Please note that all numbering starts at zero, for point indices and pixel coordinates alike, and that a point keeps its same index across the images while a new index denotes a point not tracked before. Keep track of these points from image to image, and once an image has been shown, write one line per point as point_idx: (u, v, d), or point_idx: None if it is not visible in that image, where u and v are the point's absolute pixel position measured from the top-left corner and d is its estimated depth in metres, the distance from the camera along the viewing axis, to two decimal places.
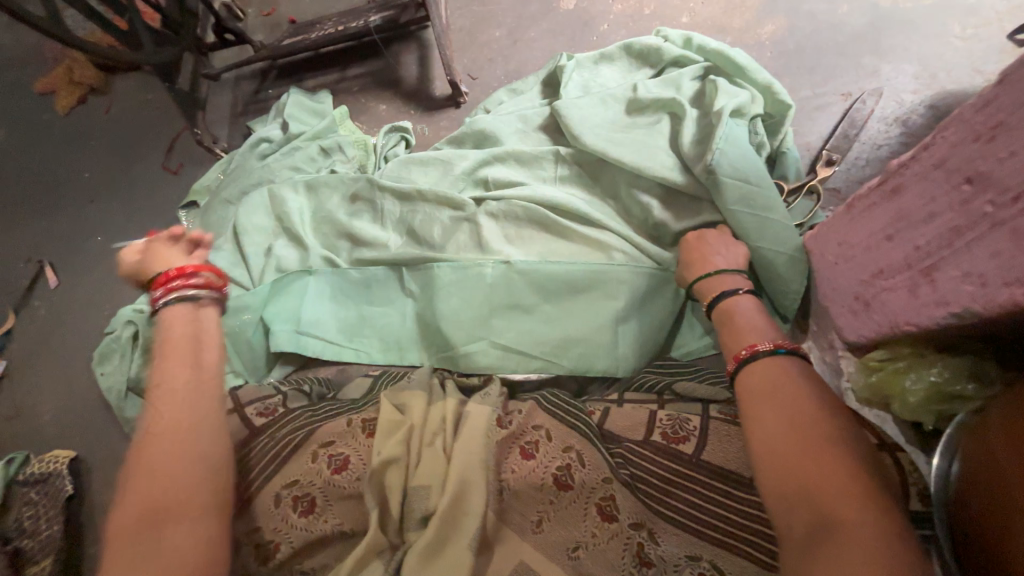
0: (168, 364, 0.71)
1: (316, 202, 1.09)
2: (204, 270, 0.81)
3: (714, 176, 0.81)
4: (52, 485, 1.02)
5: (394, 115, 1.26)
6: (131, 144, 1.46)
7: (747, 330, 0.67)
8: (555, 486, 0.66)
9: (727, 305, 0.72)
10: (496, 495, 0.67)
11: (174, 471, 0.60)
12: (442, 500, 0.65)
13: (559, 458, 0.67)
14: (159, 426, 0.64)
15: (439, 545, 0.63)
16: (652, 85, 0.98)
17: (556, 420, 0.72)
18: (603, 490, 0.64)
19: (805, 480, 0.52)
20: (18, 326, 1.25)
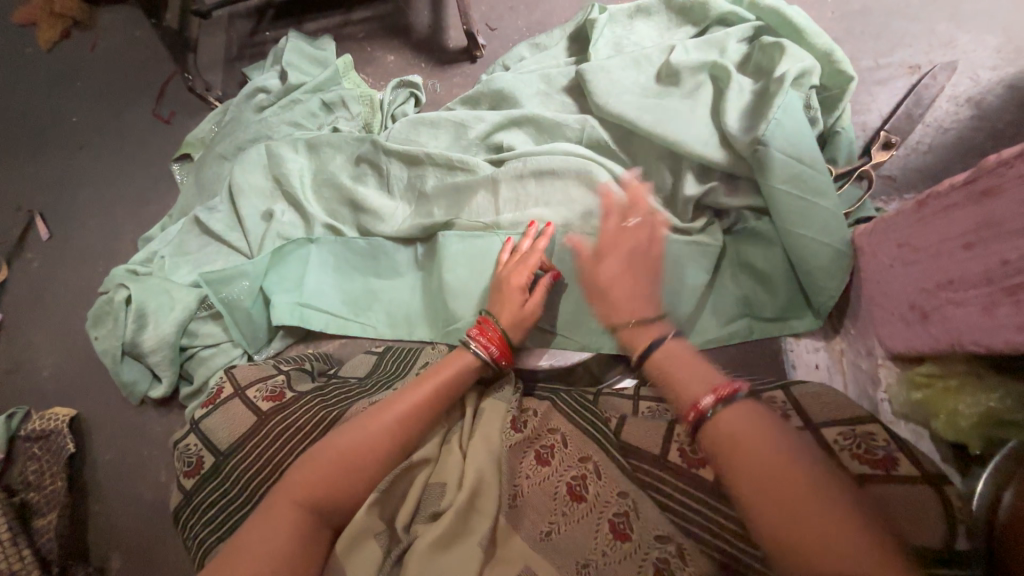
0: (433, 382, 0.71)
1: (317, 163, 1.01)
2: (491, 341, 0.74)
3: (764, 150, 0.73)
4: (53, 442, 1.02)
5: (404, 68, 1.15)
6: (120, 87, 1.36)
7: (686, 384, 0.57)
8: (568, 496, 0.63)
9: (667, 351, 0.61)
10: (508, 501, 0.64)
11: (348, 476, 0.62)
12: (456, 498, 0.62)
13: (575, 467, 0.65)
14: (370, 423, 0.66)
15: (449, 539, 0.60)
16: (693, 47, 0.88)
17: (574, 426, 0.70)
18: (618, 505, 0.61)
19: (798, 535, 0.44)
20: (12, 279, 1.21)
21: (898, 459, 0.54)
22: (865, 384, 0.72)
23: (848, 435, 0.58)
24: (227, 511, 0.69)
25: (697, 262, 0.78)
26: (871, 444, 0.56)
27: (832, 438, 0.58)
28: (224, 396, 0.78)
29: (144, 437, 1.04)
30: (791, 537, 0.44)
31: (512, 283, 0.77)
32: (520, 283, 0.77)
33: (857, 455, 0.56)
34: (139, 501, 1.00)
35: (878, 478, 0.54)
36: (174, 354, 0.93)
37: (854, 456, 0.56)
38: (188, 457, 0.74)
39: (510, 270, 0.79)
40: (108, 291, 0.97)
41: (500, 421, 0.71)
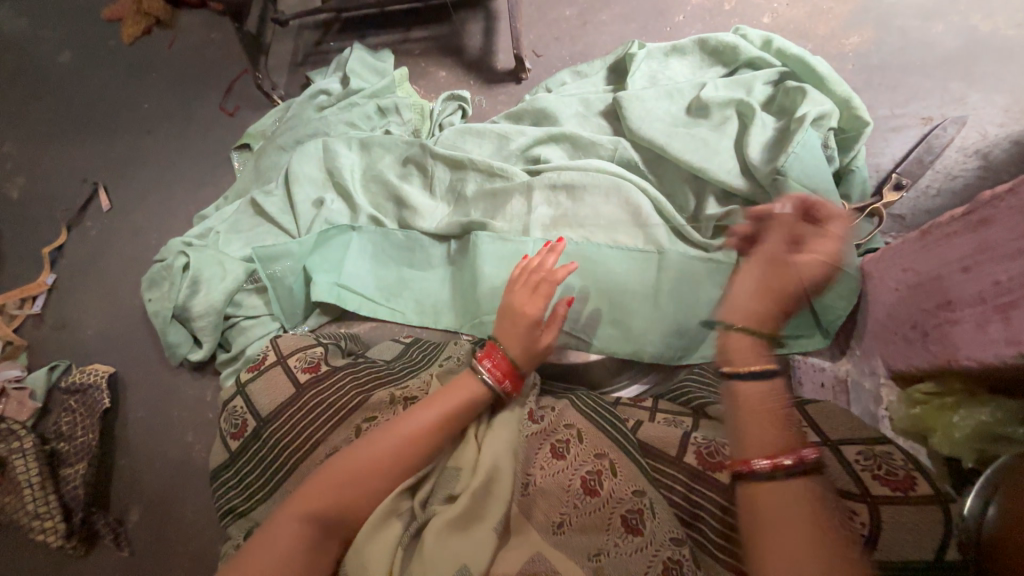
0: (449, 399, 0.72)
1: (368, 160, 1.10)
2: (505, 377, 0.74)
3: (782, 178, 0.81)
4: (89, 396, 1.07)
5: (453, 83, 1.26)
6: (191, 81, 1.49)
7: (770, 426, 0.58)
8: (582, 489, 0.67)
9: (748, 389, 0.61)
10: (521, 489, 0.68)
11: (365, 484, 0.65)
12: (472, 482, 0.67)
13: (590, 462, 0.69)
14: (388, 434, 0.68)
15: (467, 520, 0.65)
16: (722, 85, 0.96)
17: (590, 424, 0.74)
18: (631, 502, 0.65)
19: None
20: (70, 243, 1.30)
21: (916, 479, 0.58)
22: (867, 403, 0.76)
23: (866, 455, 0.62)
24: (268, 472, 0.75)
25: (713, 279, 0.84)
26: (885, 467, 0.60)
27: (852, 457, 0.62)
28: (268, 363, 0.83)
29: (174, 400, 1.10)
30: None
31: (524, 315, 0.76)
32: (533, 311, 0.76)
33: (878, 475, 0.60)
34: (162, 459, 1.05)
35: (894, 501, 0.57)
36: (218, 321, 1.00)
37: (872, 476, 0.60)
38: (234, 419, 0.79)
39: (527, 294, 0.77)
40: (164, 259, 1.05)
41: (518, 413, 0.75)
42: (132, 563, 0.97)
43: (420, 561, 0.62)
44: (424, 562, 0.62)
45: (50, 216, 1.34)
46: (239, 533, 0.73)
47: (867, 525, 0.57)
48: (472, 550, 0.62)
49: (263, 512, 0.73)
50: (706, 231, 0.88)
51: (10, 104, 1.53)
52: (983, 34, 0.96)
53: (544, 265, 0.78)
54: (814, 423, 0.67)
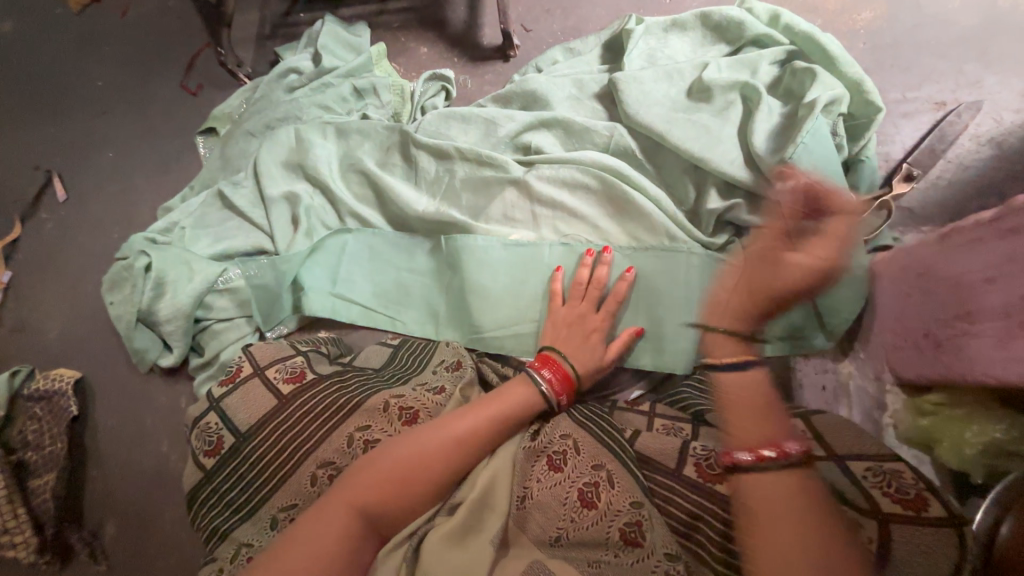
0: (498, 402, 0.69)
1: (345, 148, 1.02)
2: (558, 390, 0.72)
3: (791, 172, 0.75)
4: (56, 403, 1.01)
5: (435, 60, 1.16)
6: (149, 56, 1.36)
7: (752, 420, 0.61)
8: (579, 502, 0.62)
9: (728, 379, 0.65)
10: (517, 503, 0.64)
11: (406, 483, 0.61)
12: (470, 493, 0.64)
13: (588, 473, 0.64)
14: (435, 434, 0.65)
15: (461, 533, 0.61)
16: (726, 65, 0.89)
17: (586, 433, 0.69)
18: (630, 515, 0.60)
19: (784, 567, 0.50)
20: (24, 236, 1.20)
21: (930, 499, 0.54)
22: (870, 408, 0.74)
23: (877, 471, 0.58)
24: (253, 490, 0.68)
25: (716, 279, 0.80)
26: (897, 480, 0.56)
27: (859, 473, 0.58)
28: (243, 376, 0.76)
29: (147, 406, 1.04)
30: None
31: (587, 325, 0.78)
32: (596, 325, 0.78)
33: (887, 492, 0.56)
34: (139, 468, 1.00)
35: (906, 518, 0.54)
36: (188, 324, 0.93)
37: (883, 493, 0.56)
38: (208, 437, 0.72)
39: (587, 308, 0.79)
40: (126, 257, 0.97)
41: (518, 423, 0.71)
42: None
43: None
44: None
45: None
46: (221, 555, 0.65)
47: (873, 541, 0.53)
48: (467, 568, 0.58)
49: (248, 533, 0.66)
50: (707, 227, 0.84)
51: None
52: (1002, 10, 0.90)
53: (597, 278, 0.80)
54: (820, 436, 0.63)
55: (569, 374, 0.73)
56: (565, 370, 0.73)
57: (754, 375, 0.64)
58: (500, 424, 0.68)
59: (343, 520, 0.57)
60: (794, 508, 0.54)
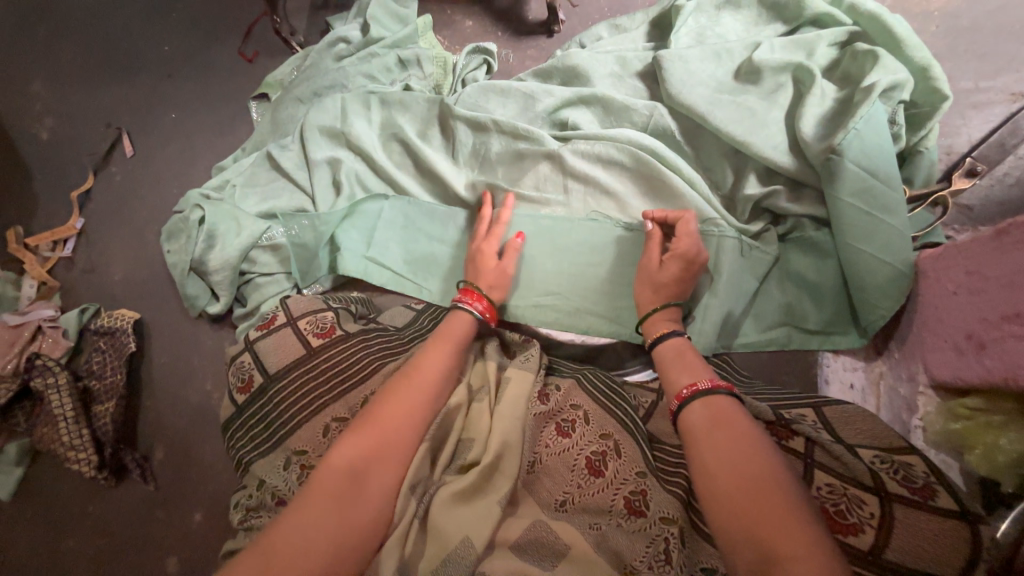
0: (435, 348, 0.70)
1: (387, 117, 1.05)
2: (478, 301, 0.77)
3: (838, 158, 0.71)
4: (117, 338, 1.11)
5: (480, 34, 1.16)
6: (212, 24, 1.44)
7: (683, 369, 0.64)
8: (586, 469, 0.66)
9: (663, 348, 0.68)
10: (527, 467, 0.67)
11: (386, 437, 0.60)
12: (483, 455, 0.66)
13: (596, 443, 0.68)
14: (395, 384, 0.65)
15: (471, 492, 0.64)
16: (780, 46, 0.85)
17: (597, 405, 0.72)
18: (635, 484, 0.63)
19: (740, 492, 0.50)
20: (96, 187, 1.31)
21: (938, 489, 0.51)
22: (899, 410, 0.70)
23: (885, 459, 0.55)
24: (275, 428, 0.72)
25: (746, 266, 0.78)
26: (904, 468, 0.54)
27: (866, 458, 0.55)
28: (278, 324, 0.81)
29: (196, 348, 1.13)
30: (747, 503, 0.49)
31: (483, 254, 0.82)
32: (493, 249, 0.83)
33: (895, 479, 0.53)
34: (185, 404, 1.09)
35: (911, 504, 0.50)
36: (234, 276, 1.00)
37: (889, 477, 0.53)
38: (242, 373, 0.78)
39: (481, 237, 0.85)
40: (183, 210, 1.05)
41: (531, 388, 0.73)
42: (156, 497, 1.02)
43: (428, 532, 0.61)
44: (436, 537, 0.60)
45: (77, 160, 1.34)
46: (249, 483, 0.71)
47: (875, 518, 0.50)
48: (475, 520, 0.61)
49: (265, 468, 0.70)
50: (742, 212, 0.81)
51: (34, 39, 1.50)
52: None
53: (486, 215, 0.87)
54: (830, 426, 0.60)
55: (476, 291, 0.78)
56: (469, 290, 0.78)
57: (677, 337, 0.68)
58: (448, 368, 0.69)
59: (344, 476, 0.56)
60: (737, 431, 0.55)
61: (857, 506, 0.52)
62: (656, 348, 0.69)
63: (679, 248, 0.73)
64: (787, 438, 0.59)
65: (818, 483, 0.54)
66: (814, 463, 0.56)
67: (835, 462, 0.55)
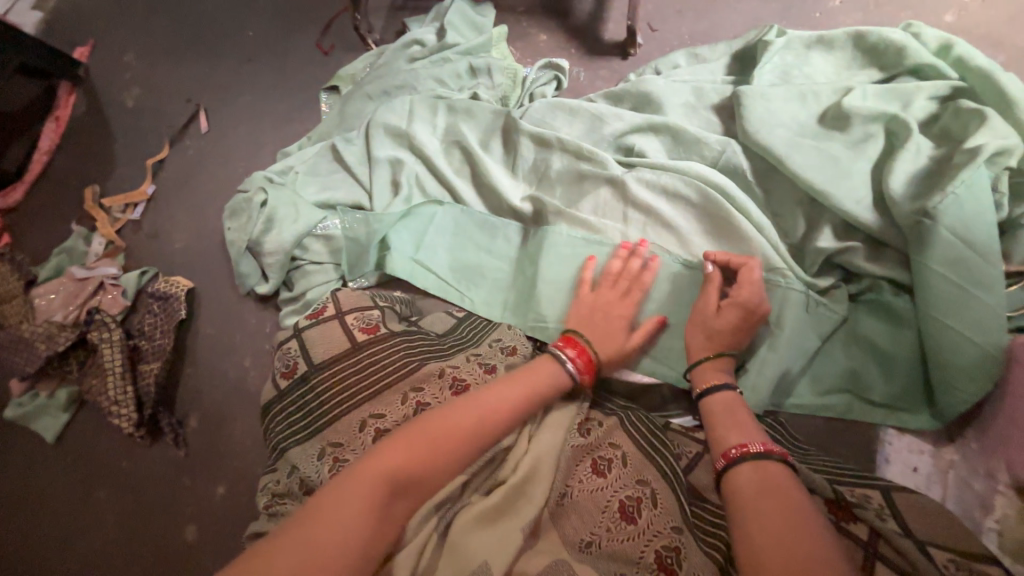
0: (511, 385, 0.67)
1: (451, 123, 1.06)
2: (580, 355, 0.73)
3: (930, 223, 0.66)
4: (170, 304, 1.15)
5: (552, 49, 1.16)
6: (295, 15, 1.50)
7: (732, 427, 0.60)
8: (618, 513, 0.63)
9: (712, 401, 0.65)
10: (556, 498, 0.65)
11: (434, 458, 0.58)
12: (510, 478, 0.64)
13: (631, 487, 0.65)
14: (458, 407, 0.63)
15: (494, 515, 0.62)
16: (874, 93, 0.80)
17: (637, 448, 0.69)
18: (667, 539, 0.60)
19: (783, 570, 0.46)
20: (169, 158, 1.37)
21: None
22: (969, 506, 0.64)
23: (961, 567, 0.50)
24: (312, 416, 0.73)
25: (811, 323, 0.73)
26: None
27: (939, 561, 0.51)
28: (326, 315, 0.82)
29: (239, 324, 1.17)
30: None
31: (606, 314, 0.78)
32: (622, 316, 0.77)
33: None
34: (222, 376, 1.12)
35: None
36: (286, 261, 1.03)
37: None
38: (286, 359, 0.79)
39: (614, 295, 0.79)
40: (247, 191, 1.08)
41: (570, 416, 0.71)
42: (185, 464, 1.05)
43: (446, 550, 0.60)
44: (452, 555, 0.59)
45: (156, 130, 1.41)
46: (281, 468, 0.72)
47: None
48: (496, 546, 0.59)
49: (298, 456, 0.71)
50: (811, 265, 0.77)
51: (133, 14, 1.60)
52: None
53: (630, 269, 0.80)
54: (899, 514, 0.55)
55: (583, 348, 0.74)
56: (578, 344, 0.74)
57: (729, 392, 0.65)
58: (517, 410, 0.66)
59: (387, 488, 0.55)
60: (784, 504, 0.51)
61: None
62: (704, 400, 0.66)
63: (739, 296, 0.70)
64: (848, 522, 0.54)
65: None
66: (876, 555, 0.52)
67: (900, 559, 0.51)
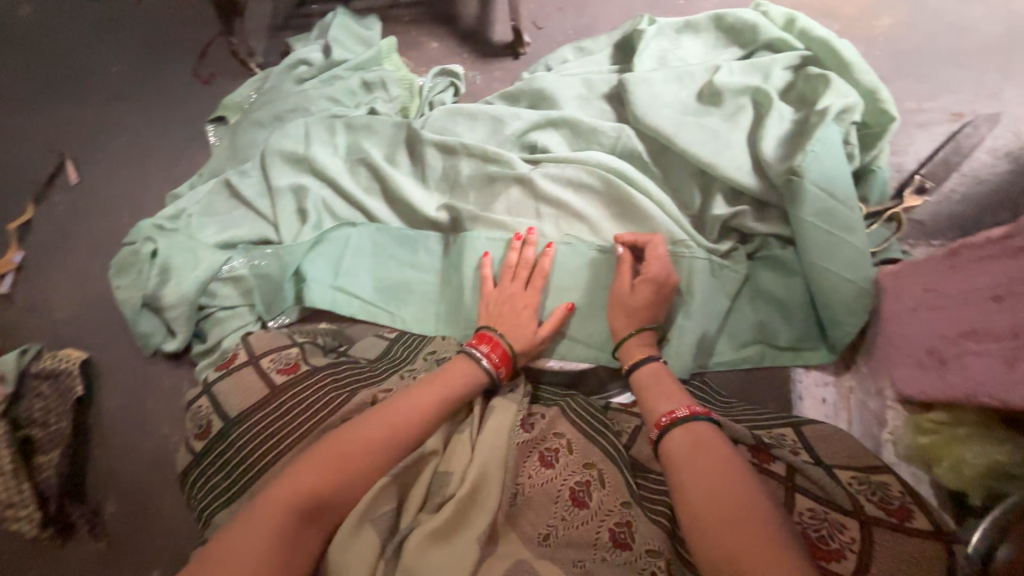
0: (422, 389, 0.70)
1: (353, 141, 1.02)
2: (494, 350, 0.75)
3: (798, 181, 0.74)
4: (63, 382, 1.03)
5: (446, 55, 1.16)
6: (165, 45, 1.38)
7: (661, 395, 0.64)
8: (571, 501, 0.64)
9: (641, 375, 0.68)
10: (509, 499, 0.65)
11: (345, 471, 0.60)
12: (459, 489, 0.64)
13: (580, 473, 0.67)
14: (369, 420, 0.65)
15: (448, 531, 0.61)
16: (738, 69, 0.88)
17: (581, 433, 0.71)
18: (619, 515, 0.62)
19: (721, 521, 0.49)
20: (37, 218, 1.21)
21: (914, 511, 0.52)
22: (870, 424, 0.72)
23: (863, 480, 0.56)
24: (235, 474, 0.66)
25: (718, 285, 0.79)
26: (880, 489, 0.55)
27: (845, 480, 0.57)
28: (238, 363, 0.76)
29: (151, 389, 1.06)
30: (727, 532, 0.48)
31: (511, 304, 0.80)
32: (528, 305, 0.80)
33: (872, 500, 0.54)
34: (139, 450, 1.01)
35: (889, 526, 0.52)
36: (192, 311, 0.94)
37: (868, 499, 0.54)
38: (199, 420, 0.72)
39: (517, 287, 0.82)
40: (134, 242, 0.98)
41: (512, 416, 0.72)
42: (111, 555, 0.94)
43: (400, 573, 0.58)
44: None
45: (15, 189, 1.24)
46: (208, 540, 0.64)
47: (856, 542, 0.51)
48: (453, 561, 0.58)
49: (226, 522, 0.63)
50: (711, 232, 0.82)
51: None
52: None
53: (526, 258, 0.83)
54: (810, 446, 0.61)
55: (495, 342, 0.76)
56: (490, 339, 0.76)
57: (654, 363, 0.68)
58: (431, 411, 0.68)
59: (296, 509, 0.56)
60: (714, 458, 0.55)
61: (838, 530, 0.53)
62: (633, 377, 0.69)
63: (648, 271, 0.74)
64: (767, 462, 0.59)
65: (799, 508, 0.55)
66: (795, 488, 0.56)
67: (814, 486, 0.56)
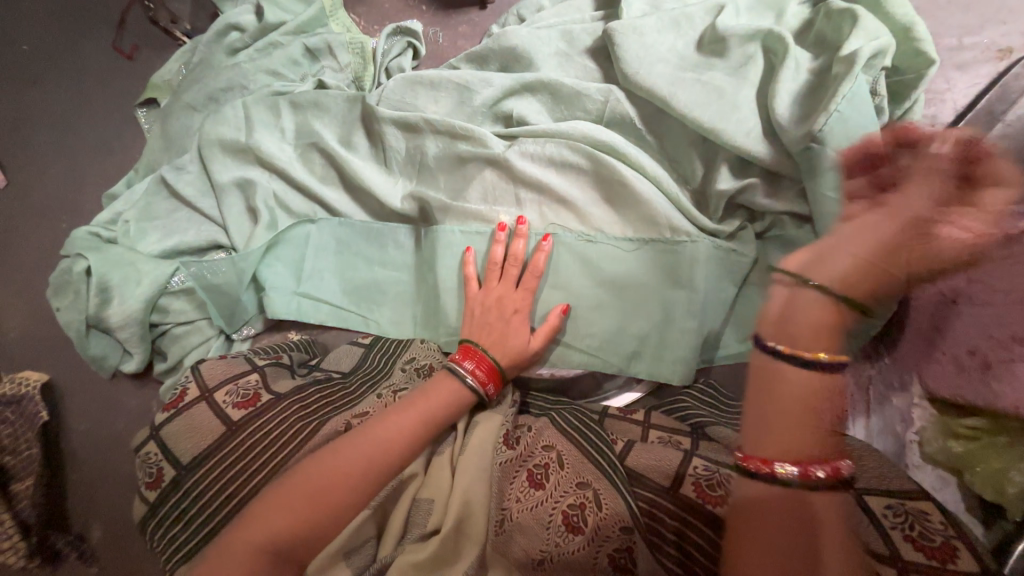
0: (408, 408, 0.62)
1: (302, 123, 0.89)
2: (481, 366, 0.67)
3: (820, 148, 0.64)
4: (24, 408, 0.91)
5: (401, 8, 0.99)
6: (77, 15, 1.19)
7: (797, 428, 0.48)
8: (564, 526, 0.56)
9: (786, 381, 0.50)
10: (494, 528, 0.58)
11: (324, 505, 0.53)
12: (445, 518, 0.58)
13: (573, 493, 0.59)
14: (349, 444, 0.57)
15: (433, 564, 0.56)
16: (745, 10, 0.75)
17: (571, 446, 0.64)
18: (619, 541, 0.55)
19: None
20: None
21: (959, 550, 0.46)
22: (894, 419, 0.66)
23: (899, 511, 0.50)
24: (201, 517, 0.61)
25: (725, 271, 0.72)
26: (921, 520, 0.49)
27: (879, 510, 0.51)
28: (189, 400, 0.68)
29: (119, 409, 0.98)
30: None
31: (497, 305, 0.72)
32: (519, 307, 0.71)
33: (911, 538, 0.48)
34: (118, 473, 0.93)
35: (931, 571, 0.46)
36: (143, 331, 0.84)
37: (903, 534, 0.49)
38: (149, 468, 0.65)
39: (506, 286, 0.73)
40: (68, 257, 0.86)
41: (495, 433, 0.65)
42: None
43: None
44: None
45: None
46: None
47: None
48: None
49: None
50: (715, 210, 0.73)
51: None
52: None
53: (514, 253, 0.74)
54: None
55: (481, 356, 0.68)
56: (475, 352, 0.68)
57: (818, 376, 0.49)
58: (418, 433, 0.60)
59: (266, 551, 0.50)
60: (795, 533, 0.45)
61: None
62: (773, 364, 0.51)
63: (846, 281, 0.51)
64: None
65: None
66: None
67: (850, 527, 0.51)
